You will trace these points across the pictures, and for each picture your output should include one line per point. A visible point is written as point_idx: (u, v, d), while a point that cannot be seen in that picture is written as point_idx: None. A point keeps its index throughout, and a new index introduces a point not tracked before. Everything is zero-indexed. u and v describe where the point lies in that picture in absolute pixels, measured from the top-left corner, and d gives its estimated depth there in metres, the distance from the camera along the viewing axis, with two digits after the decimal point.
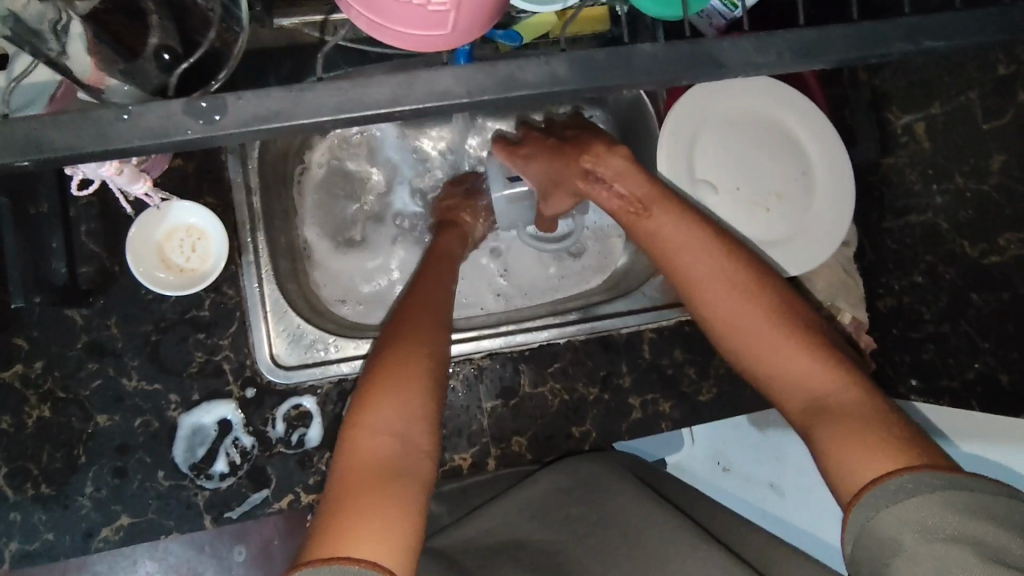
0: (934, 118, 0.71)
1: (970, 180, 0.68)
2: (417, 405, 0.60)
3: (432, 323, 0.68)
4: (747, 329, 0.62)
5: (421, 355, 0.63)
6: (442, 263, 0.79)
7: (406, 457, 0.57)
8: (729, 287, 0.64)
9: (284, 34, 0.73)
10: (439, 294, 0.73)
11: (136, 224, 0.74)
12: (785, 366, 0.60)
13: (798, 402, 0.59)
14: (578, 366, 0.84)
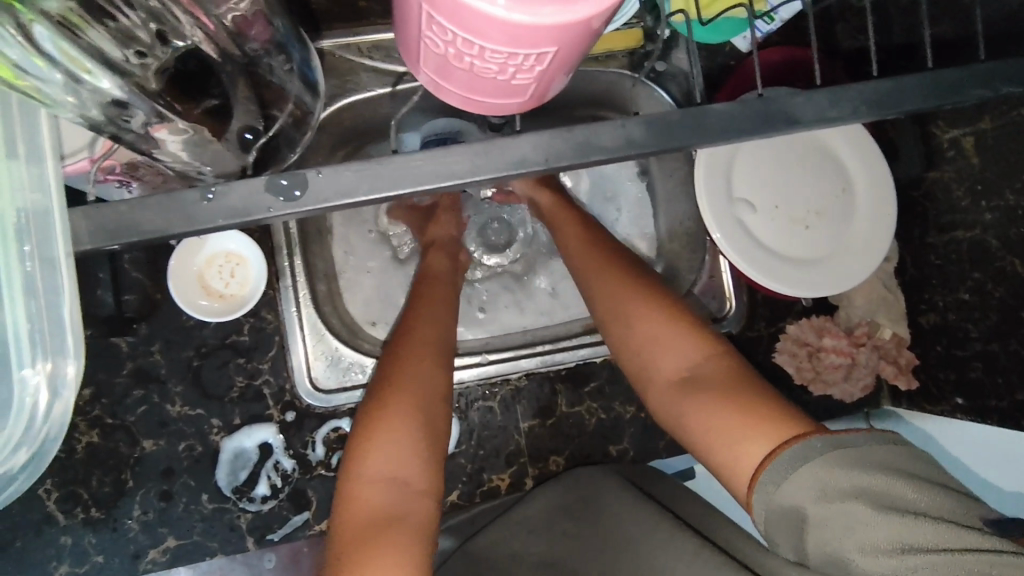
0: (983, 133, 0.69)
1: (1021, 198, 0.66)
2: (409, 442, 0.61)
3: (428, 347, 0.68)
4: (641, 330, 0.66)
5: (416, 384, 0.64)
6: (444, 278, 0.77)
7: (403, 496, 0.59)
8: (625, 295, 0.68)
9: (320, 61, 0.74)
10: (435, 317, 0.71)
11: (176, 252, 0.74)
12: (672, 360, 0.63)
13: (679, 400, 0.61)
14: (614, 385, 0.84)
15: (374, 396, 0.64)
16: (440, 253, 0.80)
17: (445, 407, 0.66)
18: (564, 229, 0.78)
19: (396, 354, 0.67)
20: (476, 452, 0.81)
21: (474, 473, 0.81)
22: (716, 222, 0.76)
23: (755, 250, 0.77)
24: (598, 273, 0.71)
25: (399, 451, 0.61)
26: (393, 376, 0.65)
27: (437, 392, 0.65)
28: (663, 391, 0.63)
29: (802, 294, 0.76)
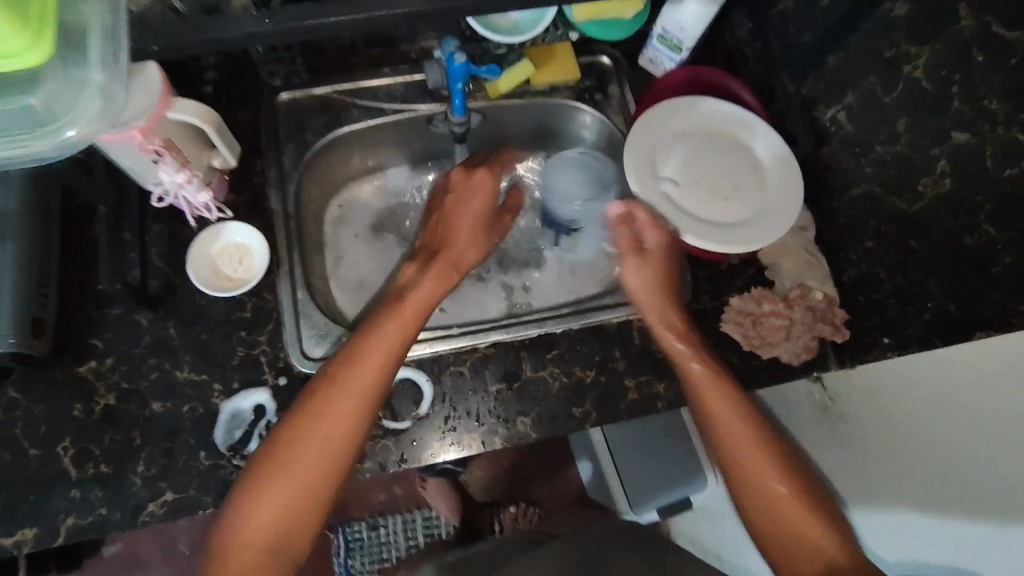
0: (850, 105, 0.83)
1: (887, 146, 0.78)
2: (291, 508, 0.71)
3: (330, 426, 0.74)
4: (735, 454, 0.77)
5: (303, 467, 0.72)
6: (393, 317, 0.81)
7: (277, 550, 0.71)
8: (730, 416, 0.78)
9: (320, 101, 0.99)
10: (359, 383, 0.76)
11: (197, 239, 0.89)
12: (767, 488, 0.75)
13: (758, 505, 0.75)
14: (574, 352, 0.93)
15: (264, 465, 0.72)
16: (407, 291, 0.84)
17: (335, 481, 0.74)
18: (656, 322, 0.85)
19: (302, 423, 0.74)
20: (449, 413, 0.88)
21: (447, 432, 0.87)
22: (643, 194, 0.90)
23: (679, 215, 0.90)
24: (724, 427, 0.78)
25: (278, 517, 0.71)
26: (292, 445, 0.72)
27: (325, 473, 0.73)
28: (747, 497, 0.76)
29: (724, 249, 0.87)
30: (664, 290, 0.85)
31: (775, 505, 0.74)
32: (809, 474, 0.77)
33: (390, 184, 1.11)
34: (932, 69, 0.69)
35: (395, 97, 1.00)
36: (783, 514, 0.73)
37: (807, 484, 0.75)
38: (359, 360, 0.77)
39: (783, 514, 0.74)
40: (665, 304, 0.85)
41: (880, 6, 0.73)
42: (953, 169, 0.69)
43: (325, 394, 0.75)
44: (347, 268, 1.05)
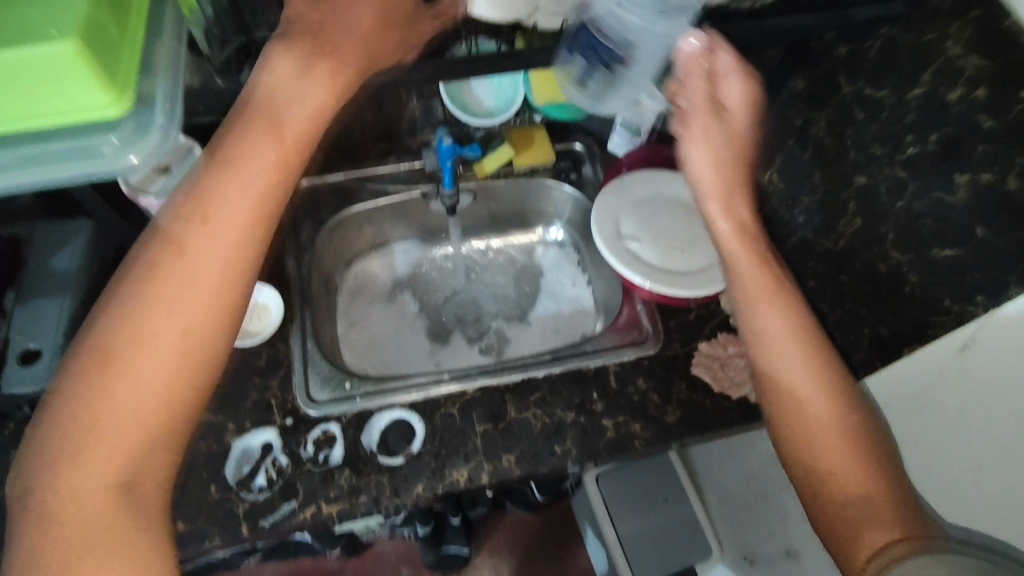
0: (779, 167, 0.97)
1: (810, 196, 0.91)
2: (132, 420, 0.53)
3: (177, 306, 0.56)
4: (774, 352, 0.67)
5: (145, 358, 0.54)
6: (226, 170, 0.60)
7: (108, 463, 0.52)
8: (779, 318, 0.68)
9: (335, 186, 1.17)
10: (204, 242, 0.58)
11: None
12: (811, 398, 0.64)
13: (783, 413, 0.65)
14: (555, 394, 1.01)
15: (86, 367, 0.53)
16: (269, 135, 0.62)
17: (208, 377, 0.57)
18: (706, 185, 0.75)
19: (115, 316, 0.55)
20: (438, 450, 0.95)
21: (437, 468, 0.94)
22: (609, 251, 1.02)
23: (641, 267, 1.01)
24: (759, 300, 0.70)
25: (114, 419, 0.52)
26: (144, 319, 0.55)
27: (192, 369, 0.56)
28: (771, 396, 0.66)
29: (683, 294, 0.98)
30: (734, 171, 0.74)
31: (814, 412, 0.63)
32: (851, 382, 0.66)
33: (395, 257, 1.26)
34: (831, 128, 0.83)
35: (399, 181, 1.18)
36: (811, 408, 0.63)
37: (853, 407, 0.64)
38: (215, 206, 0.59)
39: (806, 406, 0.64)
40: (727, 187, 0.74)
41: (786, 85, 0.90)
42: (859, 207, 0.81)
43: (195, 251, 0.58)
44: (352, 329, 1.17)
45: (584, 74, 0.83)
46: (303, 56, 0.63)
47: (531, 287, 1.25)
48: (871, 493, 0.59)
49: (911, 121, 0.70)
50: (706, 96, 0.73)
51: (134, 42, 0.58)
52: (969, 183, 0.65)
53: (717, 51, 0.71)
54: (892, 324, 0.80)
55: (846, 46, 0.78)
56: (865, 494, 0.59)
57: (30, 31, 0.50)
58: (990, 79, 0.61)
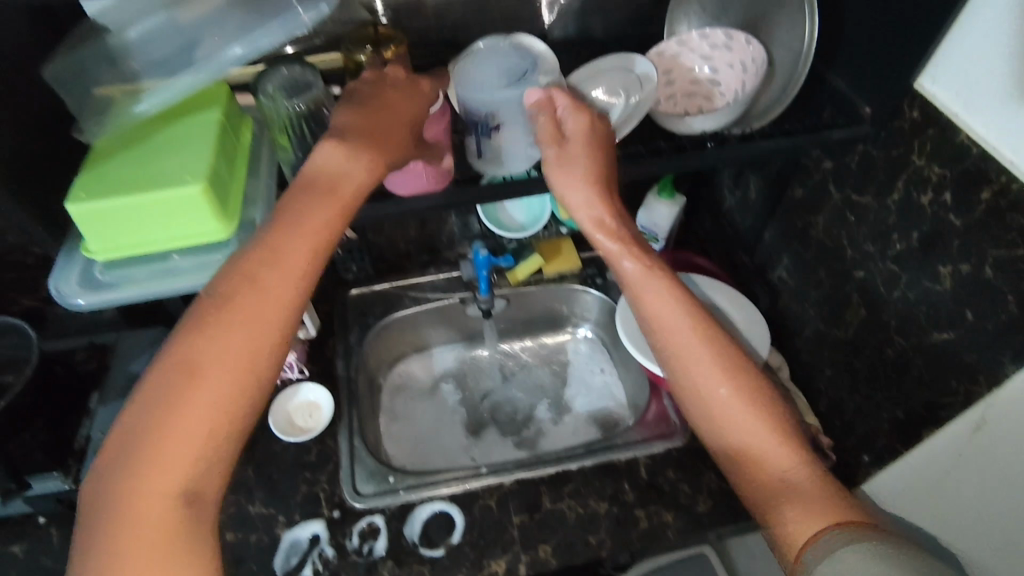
0: (786, 266, 1.06)
1: (818, 290, 0.99)
2: (201, 429, 0.54)
3: (250, 332, 0.57)
4: (684, 363, 0.65)
5: (214, 374, 0.55)
6: (296, 226, 0.62)
7: (175, 474, 0.53)
8: (677, 324, 0.66)
9: (381, 295, 1.29)
10: (273, 276, 0.60)
11: (279, 397, 1.13)
12: (708, 390, 0.63)
13: (710, 422, 0.63)
14: (588, 485, 1.04)
15: (166, 383, 0.54)
16: (325, 198, 0.64)
17: (263, 396, 0.58)
18: (589, 229, 0.72)
19: (196, 333, 0.56)
20: (477, 541, 0.98)
21: (477, 559, 0.97)
22: (633, 346, 1.10)
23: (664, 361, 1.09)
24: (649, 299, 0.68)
25: (183, 429, 0.53)
26: (213, 335, 0.56)
27: (253, 388, 0.57)
28: (692, 408, 0.65)
29: None
30: (604, 193, 0.72)
31: (732, 419, 0.62)
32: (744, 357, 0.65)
33: (435, 358, 1.35)
34: (828, 229, 0.93)
35: (438, 289, 1.30)
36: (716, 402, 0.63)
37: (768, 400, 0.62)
38: (276, 247, 0.61)
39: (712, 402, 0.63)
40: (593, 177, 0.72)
41: (785, 194, 1.02)
42: (862, 299, 0.89)
43: (272, 281, 0.60)
44: (394, 426, 1.24)
45: (477, 147, 0.82)
46: (354, 145, 0.66)
47: (562, 385, 1.32)
48: (795, 476, 0.58)
49: (895, 222, 0.80)
50: (553, 130, 0.73)
51: (239, 181, 0.73)
52: (953, 273, 0.73)
53: (563, 103, 0.74)
54: (907, 406, 0.84)
55: (831, 161, 0.90)
56: (788, 477, 0.58)
57: (168, 180, 0.66)
58: (953, 184, 0.71)
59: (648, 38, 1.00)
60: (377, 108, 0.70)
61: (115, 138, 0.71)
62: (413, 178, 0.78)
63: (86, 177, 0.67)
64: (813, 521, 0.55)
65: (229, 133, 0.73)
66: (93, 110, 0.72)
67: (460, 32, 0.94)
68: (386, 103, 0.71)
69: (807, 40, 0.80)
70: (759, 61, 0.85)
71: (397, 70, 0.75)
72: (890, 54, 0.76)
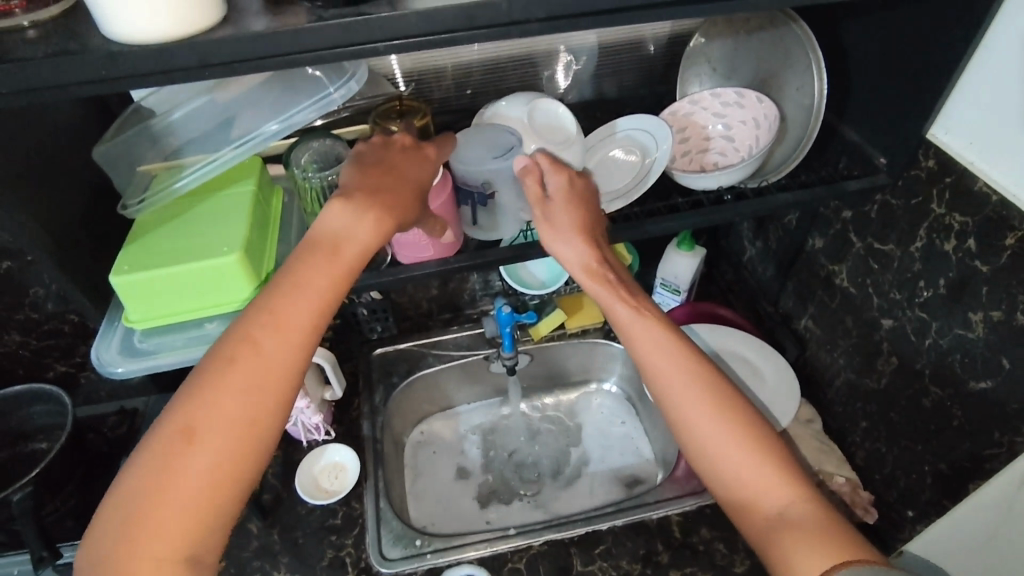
0: (812, 314, 1.05)
1: (846, 339, 0.97)
2: (193, 491, 0.52)
3: (241, 393, 0.54)
4: (677, 402, 0.62)
5: (208, 436, 0.53)
6: (296, 284, 0.59)
7: (167, 535, 0.51)
8: (671, 362, 0.63)
9: (405, 353, 1.30)
10: (271, 335, 0.57)
11: (306, 458, 1.13)
12: (700, 424, 0.60)
13: (710, 463, 0.60)
14: (620, 545, 1.01)
15: (163, 447, 0.52)
16: (327, 258, 0.61)
17: (261, 460, 0.55)
18: (579, 277, 0.69)
19: (196, 393, 0.54)
20: None
21: None
22: None
23: None
24: (643, 335, 0.65)
25: (174, 491, 0.51)
26: (205, 396, 0.54)
27: (250, 452, 0.54)
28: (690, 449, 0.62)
29: None
30: (594, 244, 0.71)
31: (730, 456, 0.59)
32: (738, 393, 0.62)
33: (460, 415, 1.34)
34: (853, 278, 0.93)
35: (462, 346, 1.31)
36: (709, 437, 0.60)
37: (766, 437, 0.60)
38: (275, 305, 0.58)
39: (707, 436, 0.60)
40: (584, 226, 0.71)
41: (806, 243, 1.02)
42: (893, 347, 0.87)
43: (270, 340, 0.57)
44: (419, 486, 1.23)
45: (471, 216, 0.85)
46: (360, 204, 0.63)
47: (588, 441, 1.30)
48: (799, 515, 0.55)
49: (920, 268, 0.80)
50: (537, 189, 0.73)
51: (271, 247, 0.76)
52: (984, 321, 0.72)
53: (546, 165, 0.74)
54: (950, 459, 0.81)
55: (849, 211, 0.90)
56: (792, 517, 0.56)
57: (205, 252, 0.69)
58: (975, 231, 0.71)
59: (661, 98, 1.03)
60: (387, 170, 0.68)
61: (156, 213, 0.74)
62: (416, 248, 0.81)
63: (130, 251, 0.70)
64: (824, 559, 0.52)
65: (262, 202, 0.77)
66: (133, 188, 0.75)
67: (481, 99, 0.99)
68: (393, 165, 0.69)
69: (819, 96, 0.83)
70: (772, 118, 0.87)
71: (405, 135, 0.73)
72: (900, 108, 0.78)
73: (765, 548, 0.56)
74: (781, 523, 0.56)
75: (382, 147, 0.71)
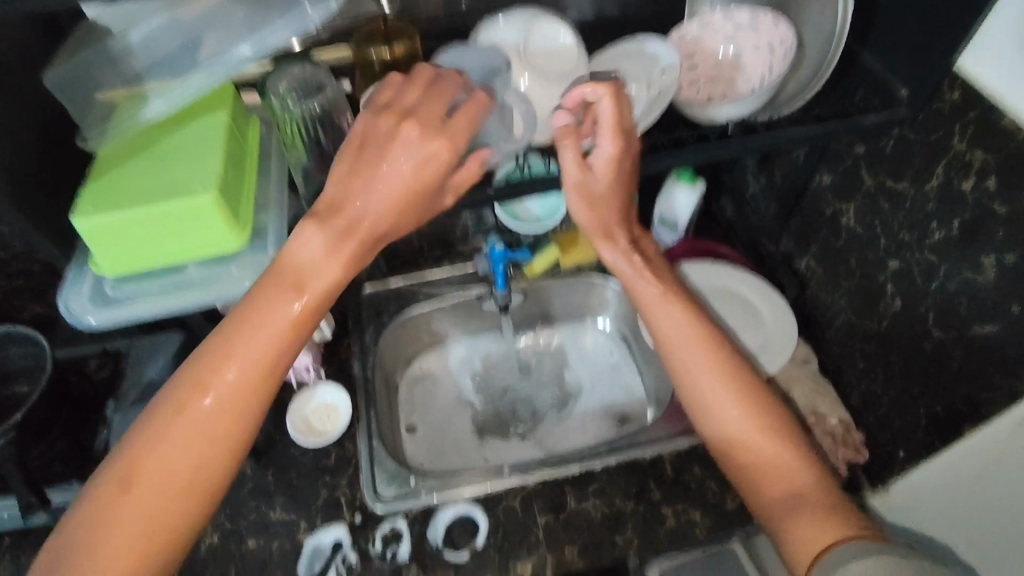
0: (815, 254, 1.03)
1: (849, 280, 0.95)
2: (142, 526, 0.55)
3: (194, 432, 0.57)
4: (702, 396, 0.68)
5: (162, 472, 0.56)
6: (256, 322, 0.59)
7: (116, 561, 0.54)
8: (698, 353, 0.69)
9: (396, 292, 1.27)
10: (232, 374, 0.58)
11: (296, 398, 1.12)
12: (722, 411, 0.67)
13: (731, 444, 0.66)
14: (613, 483, 1.02)
15: (112, 486, 0.55)
16: (295, 293, 0.59)
17: (215, 493, 0.58)
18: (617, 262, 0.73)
19: (157, 425, 0.57)
20: (501, 544, 0.97)
21: (501, 562, 0.95)
22: None
23: None
24: (673, 326, 0.71)
25: (124, 525, 0.55)
26: (161, 434, 0.56)
27: (202, 486, 0.57)
28: (711, 436, 0.68)
29: None
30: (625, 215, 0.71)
31: (747, 442, 0.66)
32: (759, 385, 0.68)
33: (451, 352, 1.32)
34: (860, 218, 0.90)
35: (454, 283, 1.28)
36: (728, 425, 0.67)
37: (778, 424, 0.66)
38: (239, 341, 0.58)
39: (726, 425, 0.67)
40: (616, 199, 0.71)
41: (812, 180, 0.98)
42: (897, 289, 0.85)
43: (229, 382, 0.58)
44: (412, 424, 1.22)
45: None
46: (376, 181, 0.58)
47: (581, 376, 1.29)
48: (809, 496, 0.63)
49: (933, 208, 0.77)
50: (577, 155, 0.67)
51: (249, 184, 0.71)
52: (997, 264, 0.70)
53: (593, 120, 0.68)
54: (948, 401, 0.80)
55: (863, 146, 0.86)
56: (803, 498, 0.63)
57: (176, 190, 0.64)
58: (999, 170, 0.67)
59: (668, 20, 0.96)
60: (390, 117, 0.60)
61: (120, 146, 0.68)
62: None
63: (95, 189, 0.64)
64: (829, 537, 0.60)
65: (236, 134, 0.71)
66: (93, 116, 0.69)
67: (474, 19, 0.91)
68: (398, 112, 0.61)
69: (839, 20, 0.76)
70: (788, 43, 0.81)
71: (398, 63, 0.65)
72: (929, 33, 0.72)
73: (776, 522, 0.63)
74: (791, 504, 0.63)
75: (378, 112, 0.60)
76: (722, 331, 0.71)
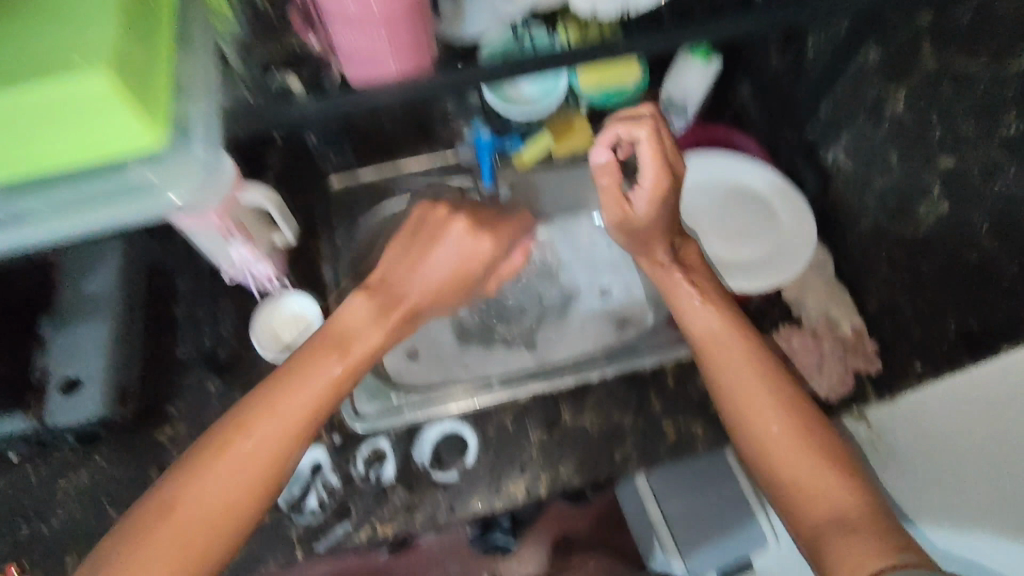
0: (846, 146, 0.91)
1: (884, 178, 0.84)
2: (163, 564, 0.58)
3: (230, 478, 0.61)
4: (745, 410, 0.69)
5: (196, 513, 0.60)
6: (299, 379, 0.65)
7: None
8: (744, 374, 0.71)
9: None
10: (271, 422, 0.63)
11: (262, 311, 0.98)
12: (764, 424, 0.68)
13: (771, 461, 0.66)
14: (610, 397, 0.96)
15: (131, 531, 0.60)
16: (341, 352, 0.67)
17: (239, 536, 0.62)
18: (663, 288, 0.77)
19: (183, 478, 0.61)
20: (493, 462, 0.92)
21: (493, 480, 0.90)
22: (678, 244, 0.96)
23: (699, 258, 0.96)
24: (716, 343, 0.73)
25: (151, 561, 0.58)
26: (195, 478, 0.61)
27: (229, 528, 0.61)
28: (752, 451, 0.68)
29: (750, 287, 0.92)
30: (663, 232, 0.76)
31: (789, 458, 0.66)
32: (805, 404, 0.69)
33: None
34: (911, 106, 0.77)
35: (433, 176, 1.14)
36: (770, 439, 0.67)
37: (826, 444, 0.66)
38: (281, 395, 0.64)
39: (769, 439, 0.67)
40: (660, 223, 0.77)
41: (856, 57, 0.84)
42: (945, 191, 0.75)
43: (268, 429, 0.63)
44: None
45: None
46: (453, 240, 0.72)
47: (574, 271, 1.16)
48: (853, 516, 0.61)
49: (1011, 95, 0.64)
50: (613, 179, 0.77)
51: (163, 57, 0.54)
52: None
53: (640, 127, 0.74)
54: (984, 316, 0.72)
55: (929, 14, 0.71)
56: (848, 518, 0.61)
57: (58, 65, 0.47)
58: None
59: None
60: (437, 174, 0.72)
61: None
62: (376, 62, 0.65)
63: None
64: (877, 559, 0.57)
65: None
66: None
67: None
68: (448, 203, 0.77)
69: None
70: None
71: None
72: None
73: (818, 543, 0.61)
74: (834, 522, 0.61)
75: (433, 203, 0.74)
76: (773, 353, 0.73)
